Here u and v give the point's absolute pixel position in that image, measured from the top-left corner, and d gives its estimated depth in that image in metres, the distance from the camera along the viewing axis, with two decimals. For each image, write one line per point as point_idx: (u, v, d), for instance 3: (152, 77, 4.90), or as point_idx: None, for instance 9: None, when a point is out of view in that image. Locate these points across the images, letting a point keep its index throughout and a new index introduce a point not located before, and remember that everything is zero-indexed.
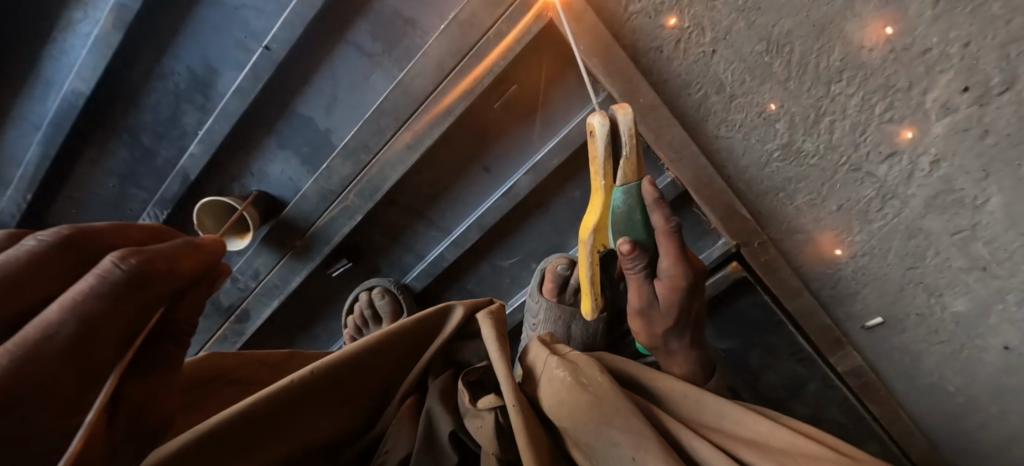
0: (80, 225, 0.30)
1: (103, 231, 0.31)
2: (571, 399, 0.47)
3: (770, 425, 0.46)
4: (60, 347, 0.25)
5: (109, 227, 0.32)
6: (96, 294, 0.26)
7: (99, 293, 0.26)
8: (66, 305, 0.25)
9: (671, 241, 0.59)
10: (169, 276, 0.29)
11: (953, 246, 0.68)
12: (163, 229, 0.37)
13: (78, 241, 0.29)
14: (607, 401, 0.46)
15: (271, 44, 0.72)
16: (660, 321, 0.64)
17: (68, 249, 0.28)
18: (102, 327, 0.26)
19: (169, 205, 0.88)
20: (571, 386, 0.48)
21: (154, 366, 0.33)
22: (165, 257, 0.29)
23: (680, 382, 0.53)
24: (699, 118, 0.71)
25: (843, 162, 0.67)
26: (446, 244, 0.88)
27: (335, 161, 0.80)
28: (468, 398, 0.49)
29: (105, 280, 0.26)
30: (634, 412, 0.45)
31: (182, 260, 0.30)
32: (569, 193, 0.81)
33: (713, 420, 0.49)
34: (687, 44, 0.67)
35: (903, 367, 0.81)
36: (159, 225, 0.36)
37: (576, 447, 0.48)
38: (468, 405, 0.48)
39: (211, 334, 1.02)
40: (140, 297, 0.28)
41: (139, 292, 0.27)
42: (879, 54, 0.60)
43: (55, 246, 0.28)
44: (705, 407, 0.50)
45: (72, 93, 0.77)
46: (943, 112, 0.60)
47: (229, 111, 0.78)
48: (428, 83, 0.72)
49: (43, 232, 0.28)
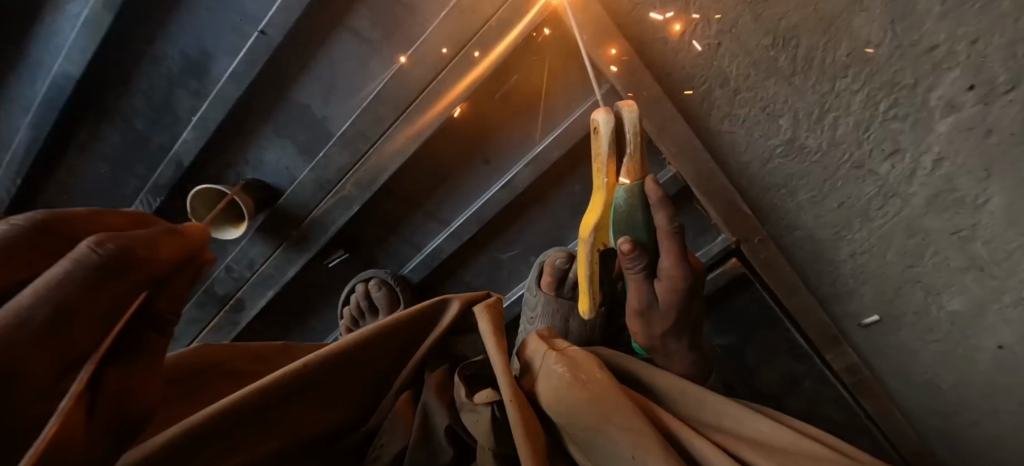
0: (56, 213, 0.29)
1: (80, 216, 0.30)
2: (568, 394, 0.48)
3: (772, 424, 0.46)
4: (38, 331, 0.24)
5: (85, 210, 0.31)
6: (73, 278, 0.25)
7: (76, 277, 0.25)
8: (41, 290, 0.24)
9: (672, 243, 0.59)
10: (148, 263, 0.29)
11: (952, 245, 0.67)
12: (146, 217, 0.35)
13: (56, 226, 0.29)
14: (607, 397, 0.46)
15: (267, 29, 0.70)
16: (659, 321, 0.63)
17: (44, 235, 0.28)
18: (79, 312, 0.26)
19: (162, 192, 0.87)
20: (569, 381, 0.48)
21: (135, 355, 0.32)
22: (142, 242, 0.29)
23: (676, 379, 0.53)
24: (702, 111, 0.70)
25: (845, 159, 0.67)
26: (445, 236, 0.87)
27: (332, 149, 0.79)
28: (466, 391, 0.48)
29: (80, 263, 0.26)
30: (634, 409, 0.45)
31: (162, 247, 0.30)
32: (569, 186, 0.80)
33: (712, 420, 0.49)
34: (694, 36, 0.65)
35: (896, 364, 0.81)
36: (141, 212, 0.35)
37: (574, 444, 0.48)
38: (465, 398, 0.47)
39: (205, 323, 1.01)
40: (118, 283, 0.27)
41: (115, 278, 0.27)
42: (886, 48, 0.59)
43: (30, 232, 0.27)
44: (704, 404, 0.50)
45: (62, 75, 0.75)
46: (947, 111, 0.59)
47: (224, 96, 0.76)
48: (428, 71, 0.70)
49: (18, 217, 0.28)
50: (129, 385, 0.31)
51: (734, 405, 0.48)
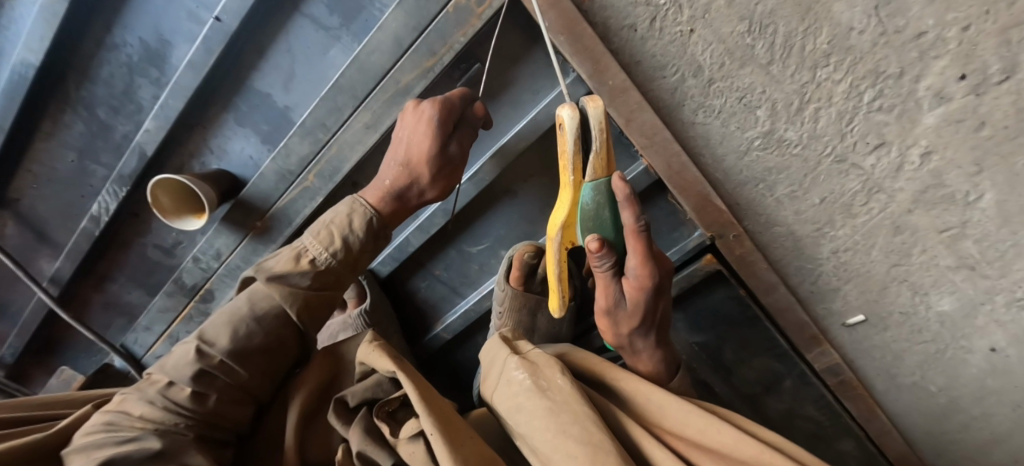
0: (460, 96, 0.65)
1: (457, 102, 0.65)
2: (527, 404, 0.49)
3: (735, 436, 0.47)
4: (412, 193, 0.69)
5: (455, 97, 0.65)
6: (458, 144, 0.67)
7: (442, 127, 0.64)
8: (458, 147, 0.67)
9: (639, 243, 0.55)
10: (441, 137, 0.64)
11: (941, 243, 0.64)
12: (463, 92, 0.66)
13: (454, 110, 0.65)
14: (566, 406, 0.47)
15: (220, 15, 0.69)
16: (626, 321, 0.61)
17: (446, 113, 0.64)
18: (444, 172, 0.68)
19: (127, 181, 0.89)
20: (528, 389, 0.49)
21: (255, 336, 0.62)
22: (456, 108, 0.64)
23: (640, 383, 0.54)
24: (674, 102, 0.67)
25: (827, 153, 0.64)
26: (412, 229, 0.85)
27: (292, 139, 0.78)
28: (391, 429, 0.57)
29: (451, 110, 0.64)
30: (593, 421, 0.45)
31: (447, 109, 0.64)
32: (538, 180, 0.77)
33: (675, 426, 0.50)
34: (664, 22, 0.61)
35: (882, 365, 0.79)
36: (461, 89, 0.66)
37: (532, 453, 0.49)
38: (392, 437, 0.56)
39: (177, 312, 1.05)
40: (466, 132, 0.67)
41: (459, 134, 0.66)
42: (869, 36, 0.55)
43: (450, 104, 0.64)
44: (668, 409, 0.51)
45: (21, 63, 0.78)
46: (936, 102, 0.56)
47: (183, 86, 0.76)
48: (385, 59, 0.68)
49: (453, 92, 0.65)
50: (404, 196, 0.69)
51: (698, 414, 0.49)
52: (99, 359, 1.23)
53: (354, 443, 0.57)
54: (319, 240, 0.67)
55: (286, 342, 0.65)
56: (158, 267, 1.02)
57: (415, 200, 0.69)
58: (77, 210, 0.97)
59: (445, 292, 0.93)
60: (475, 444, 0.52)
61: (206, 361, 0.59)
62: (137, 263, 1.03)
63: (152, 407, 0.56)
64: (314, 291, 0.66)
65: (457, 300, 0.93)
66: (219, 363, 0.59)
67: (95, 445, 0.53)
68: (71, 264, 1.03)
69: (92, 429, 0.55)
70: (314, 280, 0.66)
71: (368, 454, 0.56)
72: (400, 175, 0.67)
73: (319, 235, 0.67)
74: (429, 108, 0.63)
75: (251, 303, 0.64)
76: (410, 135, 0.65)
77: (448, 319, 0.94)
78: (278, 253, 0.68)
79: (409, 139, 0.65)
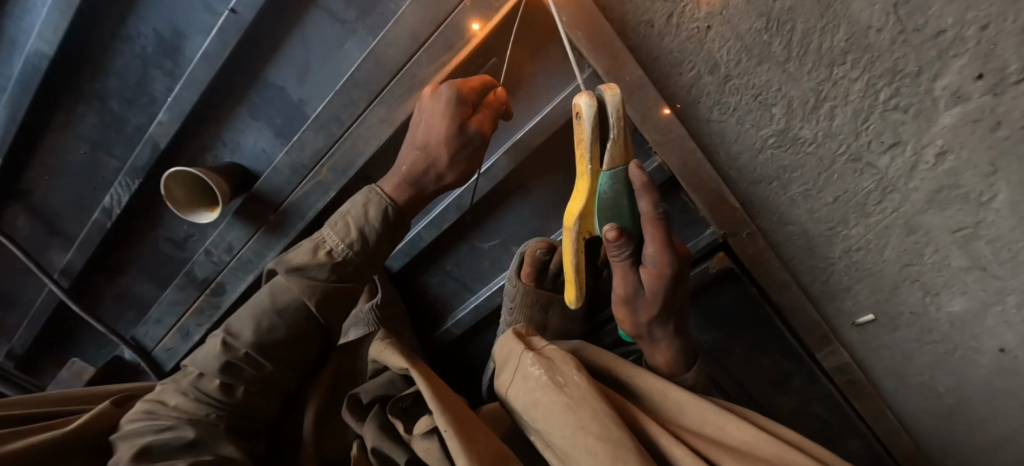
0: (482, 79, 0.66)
1: (480, 86, 0.66)
2: (545, 399, 0.49)
3: (755, 433, 0.47)
4: (431, 183, 0.69)
5: (477, 80, 0.66)
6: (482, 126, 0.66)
7: (459, 102, 0.63)
8: (482, 129, 0.66)
9: (658, 231, 0.55)
10: (461, 115, 0.64)
11: (954, 244, 0.63)
12: (488, 79, 0.67)
13: (474, 91, 0.65)
14: (583, 404, 0.47)
15: (237, 7, 0.69)
16: (646, 310, 0.61)
17: (466, 92, 0.64)
18: (470, 153, 0.67)
19: (140, 174, 0.89)
20: (546, 385, 0.49)
21: (275, 330, 0.63)
22: (477, 89, 0.65)
23: (659, 381, 0.54)
24: (690, 99, 0.67)
25: (843, 151, 0.62)
26: (424, 225, 0.86)
27: (306, 133, 0.78)
28: (405, 425, 0.57)
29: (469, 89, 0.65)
30: (614, 419, 0.45)
31: (467, 89, 0.64)
32: (552, 176, 0.77)
33: (694, 423, 0.50)
34: (682, 18, 0.61)
35: (891, 365, 0.79)
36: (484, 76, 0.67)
37: (550, 450, 0.49)
38: (405, 432, 0.56)
39: (187, 306, 1.05)
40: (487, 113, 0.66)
41: (480, 114, 0.66)
42: (888, 34, 0.53)
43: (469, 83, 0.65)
44: (685, 408, 0.51)
45: (36, 54, 0.78)
46: (953, 101, 0.54)
47: (198, 79, 0.76)
48: (401, 53, 0.68)
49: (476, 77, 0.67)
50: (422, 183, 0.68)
51: (716, 412, 0.50)
52: (108, 351, 1.24)
53: (370, 440, 0.57)
54: (336, 232, 0.67)
55: (310, 336, 0.65)
56: (169, 260, 1.03)
57: (433, 186, 0.69)
58: (89, 202, 0.97)
59: (455, 288, 0.93)
60: (489, 438, 0.52)
61: (232, 354, 0.60)
62: (148, 257, 1.04)
63: (185, 398, 0.59)
64: (334, 285, 0.66)
65: (467, 296, 0.93)
66: (244, 355, 0.61)
67: (138, 431, 0.57)
68: (81, 256, 1.03)
69: (137, 418, 0.58)
70: (333, 272, 0.65)
71: (382, 450, 0.56)
72: (416, 161, 0.67)
73: (336, 227, 0.67)
74: (447, 90, 0.63)
75: (271, 295, 0.65)
76: (428, 120, 0.65)
77: (458, 316, 0.95)
78: (298, 246, 0.68)
79: (427, 127, 0.66)
